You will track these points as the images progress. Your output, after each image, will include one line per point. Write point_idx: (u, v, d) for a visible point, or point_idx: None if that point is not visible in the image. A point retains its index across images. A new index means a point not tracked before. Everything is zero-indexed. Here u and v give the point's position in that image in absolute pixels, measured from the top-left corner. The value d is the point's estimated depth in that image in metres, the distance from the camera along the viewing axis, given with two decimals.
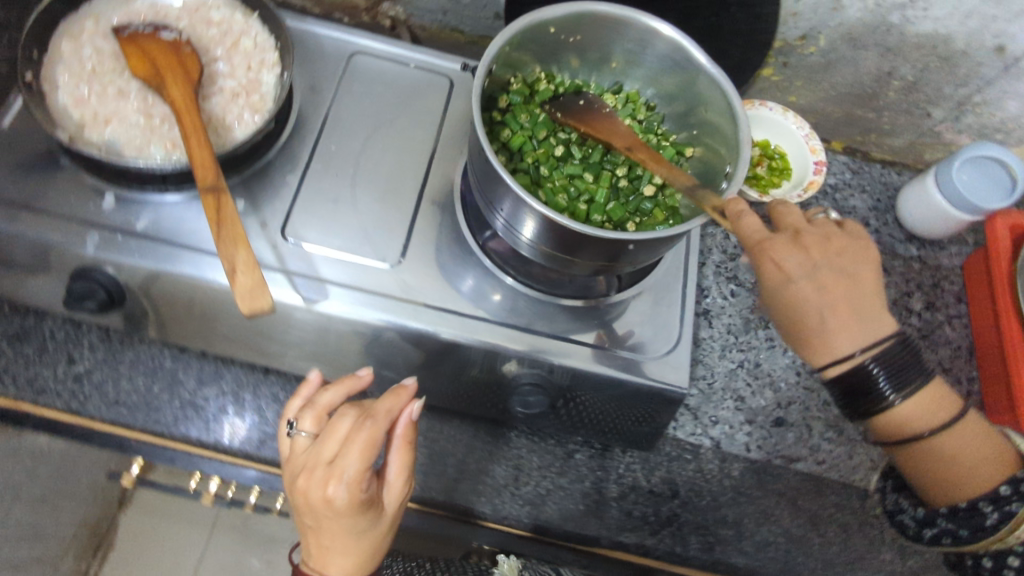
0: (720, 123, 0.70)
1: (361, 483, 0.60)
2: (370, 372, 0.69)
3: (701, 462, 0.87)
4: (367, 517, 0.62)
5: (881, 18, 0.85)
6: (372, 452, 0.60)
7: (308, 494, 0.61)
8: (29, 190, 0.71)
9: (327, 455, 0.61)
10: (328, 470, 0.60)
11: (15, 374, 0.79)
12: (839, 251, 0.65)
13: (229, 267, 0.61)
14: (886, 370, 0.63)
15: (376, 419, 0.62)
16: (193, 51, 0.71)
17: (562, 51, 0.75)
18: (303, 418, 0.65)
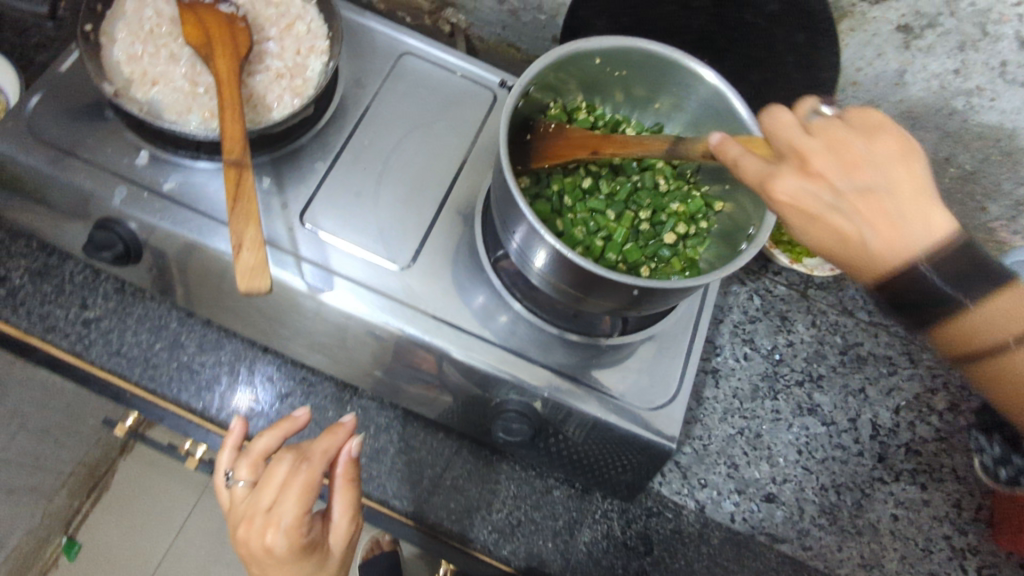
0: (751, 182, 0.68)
1: (300, 527, 0.64)
2: (305, 411, 0.72)
3: (681, 523, 0.84)
4: (311, 561, 0.65)
5: (944, 102, 0.81)
6: (308, 497, 0.65)
7: (251, 544, 0.64)
8: (72, 136, 0.73)
9: (266, 503, 0.65)
10: (266, 517, 0.64)
11: (30, 309, 0.80)
12: (870, 143, 0.51)
13: (235, 242, 0.61)
14: (955, 280, 0.50)
15: (312, 462, 0.66)
16: (246, 28, 0.72)
17: (607, 83, 0.75)
18: (239, 468, 0.69)
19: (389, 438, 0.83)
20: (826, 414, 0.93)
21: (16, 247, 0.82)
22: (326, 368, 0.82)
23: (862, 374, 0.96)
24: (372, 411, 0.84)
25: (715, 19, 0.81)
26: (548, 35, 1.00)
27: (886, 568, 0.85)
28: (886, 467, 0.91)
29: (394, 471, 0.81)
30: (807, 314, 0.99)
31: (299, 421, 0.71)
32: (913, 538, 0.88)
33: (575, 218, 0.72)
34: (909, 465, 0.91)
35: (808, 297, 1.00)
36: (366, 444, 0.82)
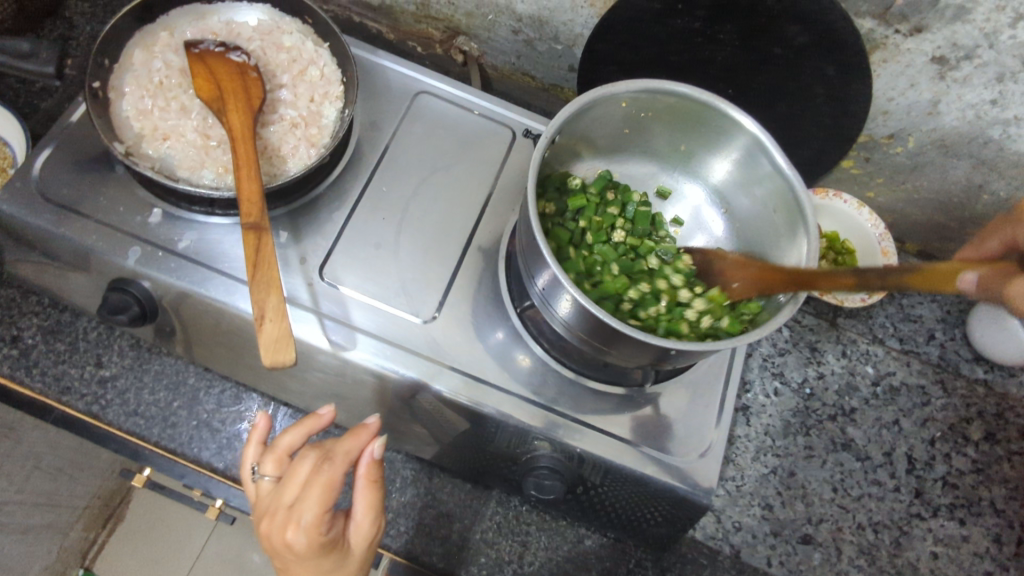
0: (788, 234, 0.66)
1: (322, 526, 0.58)
2: (333, 410, 0.65)
3: (717, 570, 0.82)
4: (331, 559, 0.60)
5: (980, 130, 0.81)
6: (330, 497, 0.58)
7: (272, 538, 0.59)
8: (81, 193, 0.71)
9: (289, 497, 0.59)
10: (286, 515, 0.58)
11: (44, 369, 0.79)
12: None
13: (258, 313, 0.60)
14: None
15: (334, 461, 0.59)
16: (259, 77, 0.70)
17: (643, 127, 0.74)
18: (266, 459, 0.63)
19: (415, 492, 0.81)
20: (860, 449, 0.91)
21: (28, 304, 0.81)
22: (349, 423, 0.80)
23: (895, 405, 0.94)
24: (397, 464, 0.82)
25: (741, 51, 0.79)
26: (563, 64, 0.97)
27: None
28: (924, 502, 0.89)
29: (421, 526, 0.79)
30: (837, 345, 0.97)
31: (324, 418, 0.64)
32: None
33: (590, 260, 0.71)
34: (947, 499, 0.89)
35: (837, 327, 0.98)
36: (392, 499, 0.80)
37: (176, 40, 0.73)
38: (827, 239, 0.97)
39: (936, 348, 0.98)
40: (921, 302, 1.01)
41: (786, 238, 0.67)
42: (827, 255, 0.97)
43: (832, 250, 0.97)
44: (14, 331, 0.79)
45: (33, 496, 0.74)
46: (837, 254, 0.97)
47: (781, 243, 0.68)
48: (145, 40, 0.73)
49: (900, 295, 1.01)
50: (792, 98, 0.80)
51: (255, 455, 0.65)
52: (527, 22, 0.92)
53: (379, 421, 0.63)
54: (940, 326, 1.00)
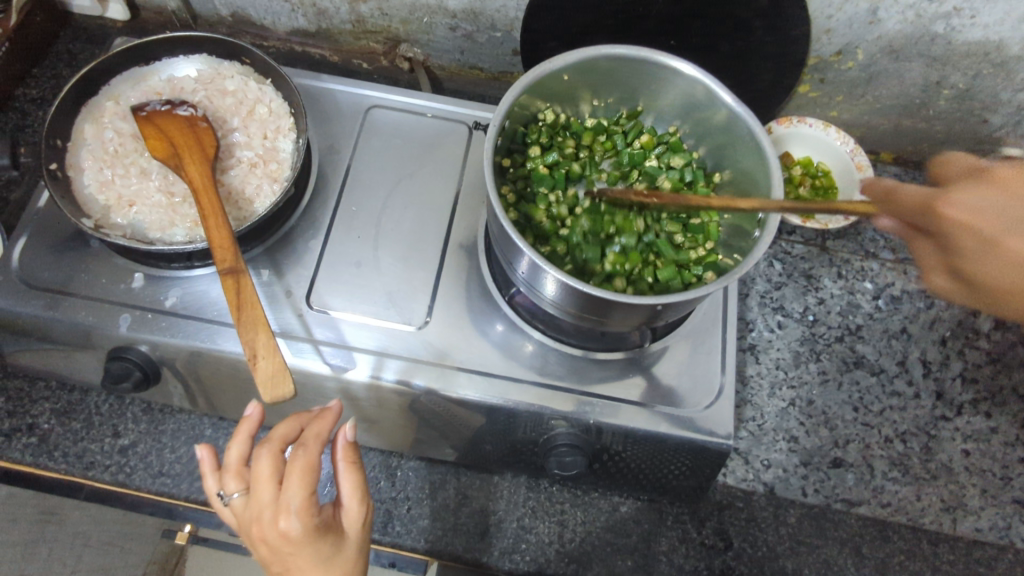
0: (756, 182, 0.66)
1: (312, 508, 0.54)
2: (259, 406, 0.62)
3: (754, 510, 0.82)
4: (328, 542, 0.56)
5: (924, 29, 0.81)
6: (313, 477, 0.55)
7: (265, 542, 0.54)
8: (64, 274, 0.72)
9: (269, 493, 0.55)
10: (274, 508, 0.54)
11: (64, 451, 0.81)
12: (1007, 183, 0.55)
13: (250, 353, 0.61)
14: None
15: (307, 444, 0.56)
16: (209, 126, 0.71)
17: (602, 91, 0.74)
18: (226, 479, 0.58)
19: (446, 495, 0.82)
20: (873, 364, 0.91)
21: (37, 391, 0.83)
22: (368, 443, 0.82)
23: (899, 314, 0.94)
24: (424, 473, 0.83)
25: (672, 2, 0.79)
26: (507, 50, 0.97)
27: (969, 506, 0.84)
28: (947, 403, 0.89)
29: (459, 526, 0.81)
30: (831, 267, 0.97)
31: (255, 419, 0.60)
32: (990, 469, 0.86)
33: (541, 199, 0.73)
34: (968, 396, 0.89)
35: (829, 250, 0.98)
36: (424, 506, 0.81)
37: (123, 106, 0.74)
38: (801, 165, 0.97)
39: None
40: None
41: (755, 186, 0.67)
42: (804, 181, 0.97)
43: (808, 175, 0.97)
44: (29, 420, 0.82)
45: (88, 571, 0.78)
46: (814, 178, 0.97)
47: (750, 189, 0.68)
48: (93, 112, 0.74)
49: None
50: (734, 36, 0.81)
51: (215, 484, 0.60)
52: (462, 17, 0.92)
53: (339, 403, 0.61)
54: None
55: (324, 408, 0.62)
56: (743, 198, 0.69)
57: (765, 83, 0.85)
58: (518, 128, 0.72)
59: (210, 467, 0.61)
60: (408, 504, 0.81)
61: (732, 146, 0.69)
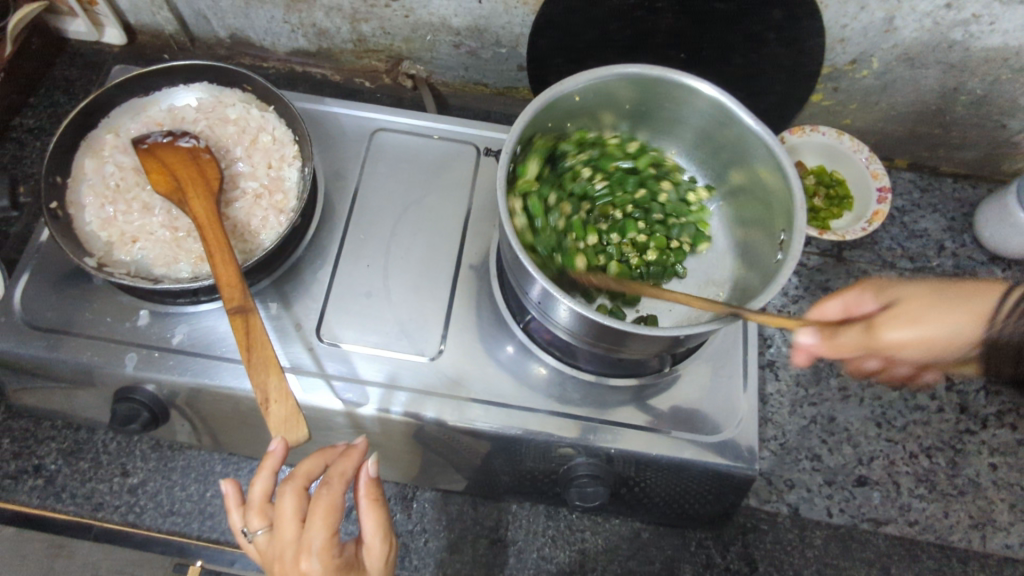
0: (780, 211, 0.64)
1: (334, 548, 0.55)
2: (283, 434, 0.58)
3: (779, 532, 0.81)
4: None
5: (941, 36, 0.79)
6: (335, 518, 0.55)
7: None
8: (67, 314, 0.70)
9: (291, 532, 0.55)
10: (295, 547, 0.54)
11: (73, 492, 0.79)
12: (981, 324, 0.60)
13: (262, 396, 0.59)
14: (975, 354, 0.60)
15: (331, 484, 0.56)
16: (212, 157, 0.69)
17: (634, 118, 0.74)
18: (250, 517, 0.57)
19: (463, 525, 0.80)
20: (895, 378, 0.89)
21: (43, 431, 0.82)
22: (383, 475, 0.80)
23: None
24: (439, 503, 0.81)
25: (684, 15, 0.77)
26: (512, 66, 0.96)
27: (999, 522, 0.82)
28: (971, 416, 0.87)
29: (478, 558, 0.79)
30: (848, 279, 0.95)
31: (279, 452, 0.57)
32: (1019, 483, 0.84)
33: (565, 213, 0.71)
34: (993, 408, 0.87)
35: (845, 261, 0.96)
36: (442, 538, 0.79)
37: (122, 139, 0.73)
38: (814, 175, 0.96)
39: (949, 258, 0.96)
40: (924, 216, 0.99)
41: (776, 213, 0.65)
42: (817, 191, 0.95)
43: (822, 185, 0.96)
44: (36, 461, 0.80)
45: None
46: (828, 188, 0.96)
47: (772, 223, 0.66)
48: (92, 146, 0.72)
49: (901, 215, 0.99)
50: (746, 49, 0.79)
51: (239, 520, 0.60)
52: (465, 34, 0.90)
53: (366, 439, 0.60)
54: (948, 235, 0.98)
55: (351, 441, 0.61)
56: (766, 231, 0.67)
57: (779, 95, 0.83)
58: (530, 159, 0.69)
59: (235, 501, 0.60)
60: (425, 536, 0.80)
61: (747, 163, 0.68)
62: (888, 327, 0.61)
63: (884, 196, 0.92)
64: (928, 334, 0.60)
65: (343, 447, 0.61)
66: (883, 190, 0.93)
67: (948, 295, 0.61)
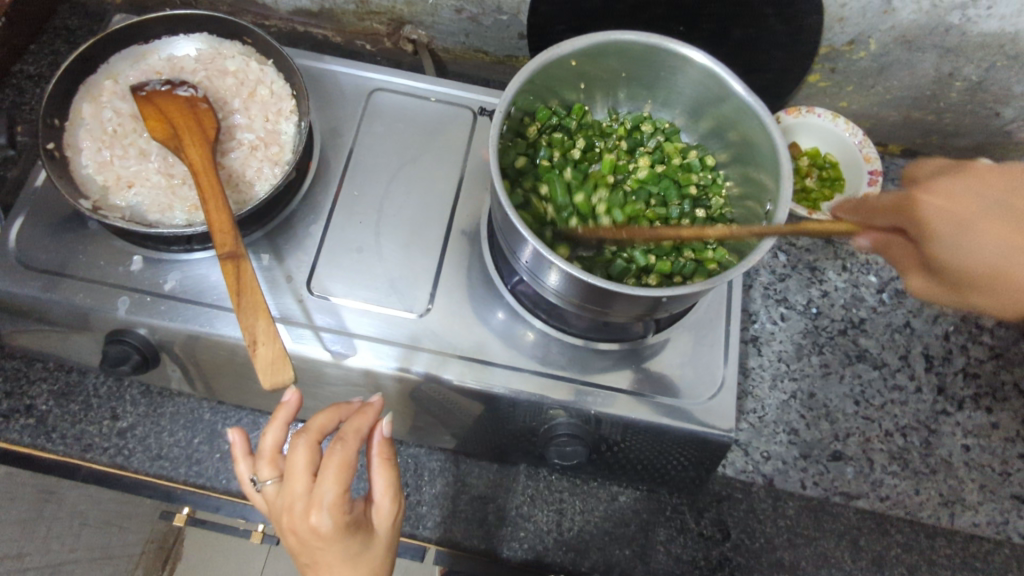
0: (767, 182, 0.65)
1: (345, 504, 0.56)
2: (297, 391, 0.61)
3: (753, 501, 0.82)
4: (358, 540, 0.57)
5: (939, 20, 0.80)
6: (348, 474, 0.56)
7: (295, 533, 0.55)
8: (61, 256, 0.71)
9: (302, 485, 0.56)
10: (306, 500, 0.55)
11: (63, 433, 0.81)
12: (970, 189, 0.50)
13: (250, 339, 0.60)
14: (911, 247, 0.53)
15: (346, 440, 0.57)
16: (209, 107, 0.70)
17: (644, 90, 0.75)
18: (260, 466, 0.59)
19: (445, 481, 0.82)
20: (875, 358, 0.90)
21: (35, 372, 0.83)
22: None
23: (903, 308, 0.93)
24: (423, 459, 0.83)
25: None
26: (513, 33, 0.96)
27: (967, 501, 0.84)
28: (948, 398, 0.89)
29: (457, 513, 0.81)
30: (836, 260, 0.96)
31: (292, 403, 0.60)
32: (989, 464, 0.85)
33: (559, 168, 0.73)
34: (970, 391, 0.89)
35: (834, 242, 0.97)
36: (423, 493, 0.81)
37: (121, 86, 0.73)
38: (808, 156, 0.98)
39: None
40: None
41: (763, 182, 0.65)
42: (811, 171, 0.97)
43: (816, 166, 0.97)
44: (27, 401, 0.82)
45: (87, 552, 0.80)
46: (821, 169, 0.97)
47: (763, 193, 0.66)
48: (91, 91, 0.73)
49: None
50: (745, 24, 0.79)
51: (247, 470, 0.61)
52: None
53: (380, 399, 0.62)
54: None
55: (365, 402, 0.62)
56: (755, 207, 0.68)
57: (775, 72, 0.84)
58: (522, 117, 0.70)
59: (241, 451, 0.62)
60: (407, 490, 0.81)
61: (741, 132, 0.68)
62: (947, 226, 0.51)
63: (875, 178, 0.93)
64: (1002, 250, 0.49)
65: (355, 406, 0.63)
66: (875, 173, 0.94)
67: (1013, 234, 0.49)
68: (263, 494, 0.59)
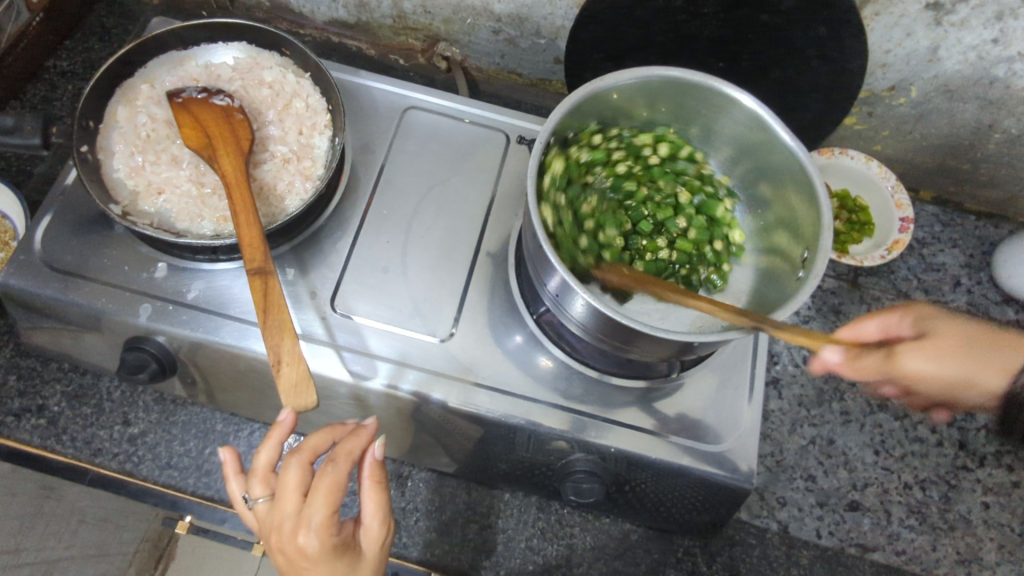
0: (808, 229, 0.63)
1: (333, 527, 0.55)
2: (293, 409, 0.58)
3: (767, 547, 0.81)
4: (345, 562, 0.56)
5: (984, 71, 0.79)
6: (337, 496, 0.55)
7: (283, 553, 0.55)
8: (87, 259, 0.71)
9: (292, 505, 0.55)
10: (294, 521, 0.55)
11: (73, 435, 0.80)
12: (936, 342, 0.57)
13: (273, 359, 0.59)
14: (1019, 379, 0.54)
15: (337, 462, 0.56)
16: (245, 118, 0.69)
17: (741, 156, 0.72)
18: (252, 484, 0.58)
19: (455, 508, 0.81)
20: (897, 408, 0.89)
21: (49, 371, 0.82)
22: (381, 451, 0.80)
23: None
24: (434, 484, 0.82)
25: (727, 23, 0.76)
26: (549, 58, 0.95)
27: (986, 561, 0.82)
28: (969, 453, 0.87)
29: (466, 542, 0.79)
30: (861, 305, 0.95)
31: (286, 424, 0.57)
32: (1010, 524, 0.84)
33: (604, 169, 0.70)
34: (992, 447, 0.88)
35: (860, 287, 0.96)
36: (432, 519, 0.80)
37: (157, 90, 0.73)
38: (839, 198, 0.95)
39: (964, 294, 0.97)
40: (943, 251, 0.99)
41: (804, 234, 0.64)
42: (840, 215, 0.95)
43: (845, 209, 0.95)
44: (40, 401, 0.81)
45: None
46: (851, 213, 0.95)
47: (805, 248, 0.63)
48: (127, 94, 0.72)
49: (920, 246, 0.99)
50: (787, 65, 0.79)
51: (240, 488, 0.60)
52: (506, 21, 0.90)
53: (375, 421, 0.61)
54: (965, 272, 0.98)
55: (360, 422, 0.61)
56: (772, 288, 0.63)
57: (812, 114, 0.83)
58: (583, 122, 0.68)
59: (232, 469, 0.61)
60: (416, 515, 0.80)
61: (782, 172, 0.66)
62: (916, 357, 0.57)
63: (906, 227, 0.93)
64: (947, 373, 0.57)
65: (352, 428, 0.62)
66: (906, 221, 0.93)
67: (982, 349, 0.57)
68: (255, 511, 0.59)
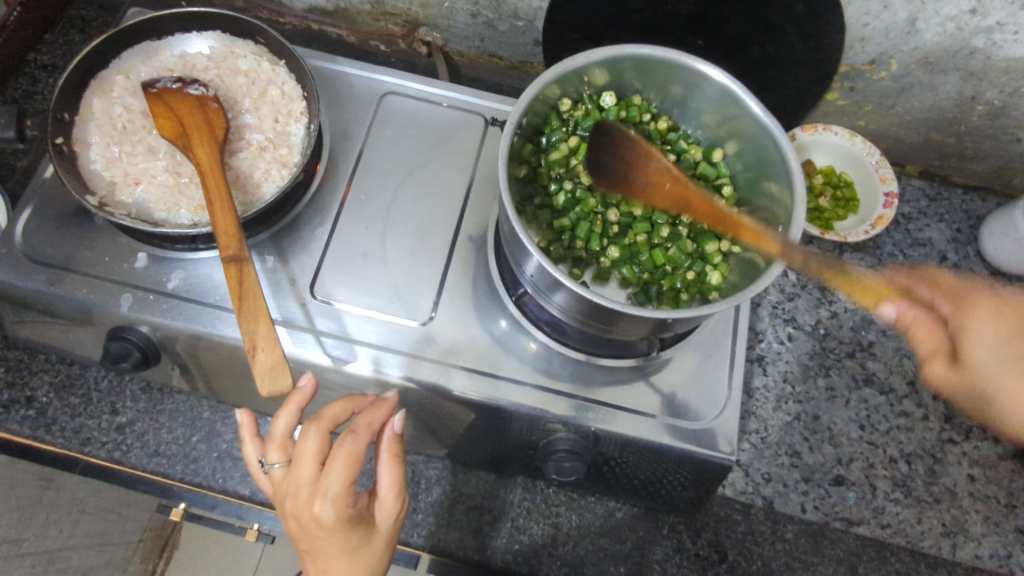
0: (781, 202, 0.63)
1: (349, 498, 0.55)
2: (313, 378, 0.60)
3: (753, 523, 0.81)
4: (358, 533, 0.57)
5: (964, 42, 0.78)
6: (355, 467, 0.55)
7: (298, 520, 0.56)
8: (67, 251, 0.71)
9: (310, 472, 0.56)
10: (312, 488, 0.55)
11: (62, 425, 0.81)
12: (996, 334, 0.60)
13: (251, 343, 0.60)
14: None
15: (356, 432, 0.57)
16: (219, 107, 0.69)
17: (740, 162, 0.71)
18: (270, 450, 0.59)
19: (442, 490, 0.82)
20: (882, 383, 0.89)
21: (37, 363, 0.83)
22: None
23: None
24: (420, 466, 0.83)
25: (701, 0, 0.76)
26: (528, 40, 0.95)
27: (970, 533, 0.82)
28: (955, 426, 0.87)
29: (453, 523, 0.80)
30: None
31: (307, 390, 0.59)
32: (995, 496, 0.84)
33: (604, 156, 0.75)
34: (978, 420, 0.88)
35: (845, 263, 0.96)
36: (419, 501, 0.81)
37: (132, 82, 0.73)
38: (822, 175, 0.96)
39: (950, 268, 0.96)
40: (929, 225, 0.99)
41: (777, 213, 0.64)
42: (825, 191, 0.95)
43: (830, 185, 0.96)
44: (28, 392, 0.82)
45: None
46: (835, 189, 0.95)
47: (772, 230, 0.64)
48: (101, 86, 0.72)
49: (906, 221, 0.99)
50: (764, 40, 0.78)
51: (256, 452, 0.61)
52: (484, 4, 0.90)
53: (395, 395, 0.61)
54: (952, 245, 0.98)
55: (380, 395, 0.62)
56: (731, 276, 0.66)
57: (792, 90, 0.83)
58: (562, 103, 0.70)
59: (248, 433, 0.62)
60: None
61: (766, 174, 0.67)
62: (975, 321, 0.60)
63: (891, 201, 0.92)
64: (995, 380, 0.59)
65: (369, 400, 0.62)
66: (891, 195, 0.93)
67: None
68: (271, 477, 0.60)
